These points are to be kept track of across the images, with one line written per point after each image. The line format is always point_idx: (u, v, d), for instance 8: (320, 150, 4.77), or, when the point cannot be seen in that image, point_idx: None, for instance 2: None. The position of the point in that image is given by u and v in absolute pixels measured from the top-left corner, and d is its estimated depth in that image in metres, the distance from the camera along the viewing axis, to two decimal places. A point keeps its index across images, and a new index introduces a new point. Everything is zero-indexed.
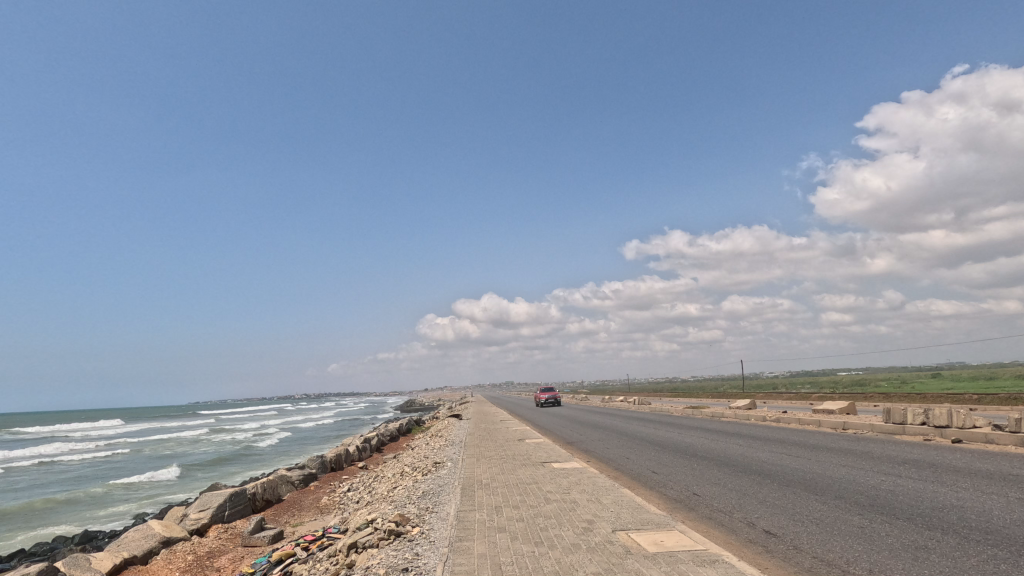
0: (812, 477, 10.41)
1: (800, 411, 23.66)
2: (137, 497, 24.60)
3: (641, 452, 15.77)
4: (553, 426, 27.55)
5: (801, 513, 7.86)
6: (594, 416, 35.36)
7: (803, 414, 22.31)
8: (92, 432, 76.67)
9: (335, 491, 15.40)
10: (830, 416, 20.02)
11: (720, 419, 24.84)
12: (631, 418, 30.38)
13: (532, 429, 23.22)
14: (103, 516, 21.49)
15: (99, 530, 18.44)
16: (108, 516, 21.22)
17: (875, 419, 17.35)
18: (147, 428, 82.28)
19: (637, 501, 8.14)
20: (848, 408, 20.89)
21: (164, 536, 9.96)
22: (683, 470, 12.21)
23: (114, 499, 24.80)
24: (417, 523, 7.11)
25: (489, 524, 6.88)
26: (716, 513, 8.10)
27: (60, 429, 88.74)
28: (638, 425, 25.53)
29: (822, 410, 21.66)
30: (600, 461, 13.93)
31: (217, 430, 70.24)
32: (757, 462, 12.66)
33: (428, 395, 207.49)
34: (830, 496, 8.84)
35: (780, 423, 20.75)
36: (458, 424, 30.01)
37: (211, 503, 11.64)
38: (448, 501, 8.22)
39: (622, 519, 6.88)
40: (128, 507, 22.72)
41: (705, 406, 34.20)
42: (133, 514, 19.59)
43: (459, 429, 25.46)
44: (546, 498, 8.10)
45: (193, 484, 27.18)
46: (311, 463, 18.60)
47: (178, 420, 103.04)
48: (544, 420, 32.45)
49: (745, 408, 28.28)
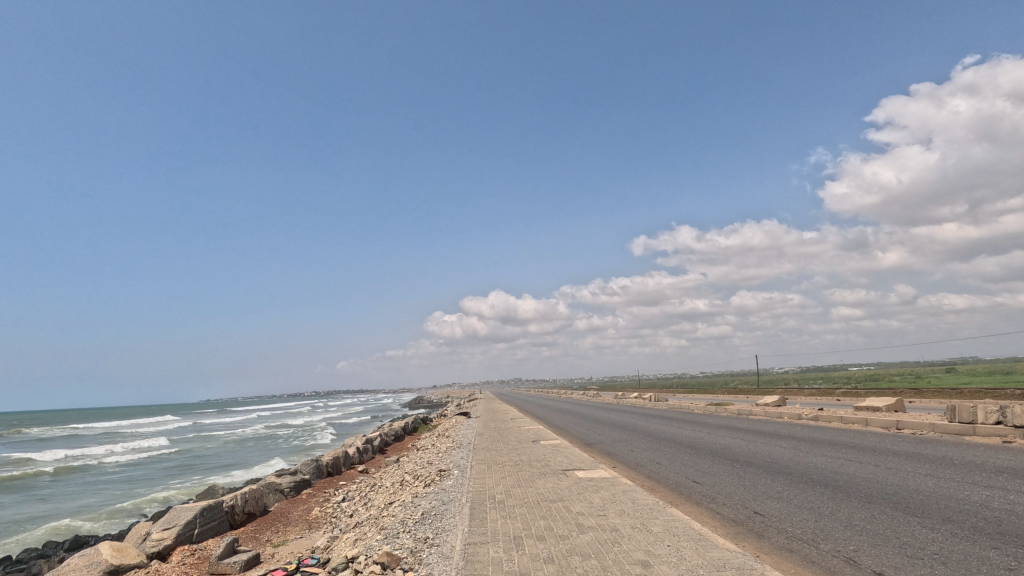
0: (894, 491, 8.62)
1: (839, 408, 21.69)
2: (137, 497, 23.09)
3: (674, 457, 13.99)
4: (567, 425, 25.68)
5: (911, 545, 6.08)
6: (610, 414, 33.42)
7: (843, 411, 20.37)
8: (97, 431, 75.84)
9: (328, 501, 13.67)
10: (877, 414, 18.11)
11: (749, 417, 22.94)
12: (650, 416, 28.52)
13: (546, 429, 21.38)
14: (98, 516, 19.90)
15: (89, 536, 16.85)
16: (102, 518, 19.62)
17: (934, 419, 15.44)
18: (153, 426, 81.43)
19: (697, 530, 6.33)
20: (896, 406, 18.96)
21: (111, 565, 8.37)
22: (730, 480, 10.44)
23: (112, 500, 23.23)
24: (411, 565, 5.38)
25: (509, 567, 5.11)
26: (796, 543, 6.34)
27: (65, 428, 87.75)
28: (660, 424, 23.63)
29: (866, 407, 19.71)
30: (629, 468, 12.18)
31: (224, 428, 69.15)
32: (815, 469, 10.88)
33: (438, 391, 206.94)
34: (934, 518, 7.04)
35: (821, 422, 18.85)
36: (466, 423, 28.28)
37: (177, 520, 9.98)
38: (453, 530, 6.43)
39: (688, 560, 5.10)
40: (129, 506, 21.14)
41: (729, 403, 32.27)
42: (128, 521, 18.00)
43: (467, 430, 23.71)
44: (577, 525, 6.34)
45: (199, 483, 25.67)
46: (305, 468, 16.89)
47: (187, 418, 102.51)
48: (556, 418, 30.68)
49: (774, 405, 26.37)
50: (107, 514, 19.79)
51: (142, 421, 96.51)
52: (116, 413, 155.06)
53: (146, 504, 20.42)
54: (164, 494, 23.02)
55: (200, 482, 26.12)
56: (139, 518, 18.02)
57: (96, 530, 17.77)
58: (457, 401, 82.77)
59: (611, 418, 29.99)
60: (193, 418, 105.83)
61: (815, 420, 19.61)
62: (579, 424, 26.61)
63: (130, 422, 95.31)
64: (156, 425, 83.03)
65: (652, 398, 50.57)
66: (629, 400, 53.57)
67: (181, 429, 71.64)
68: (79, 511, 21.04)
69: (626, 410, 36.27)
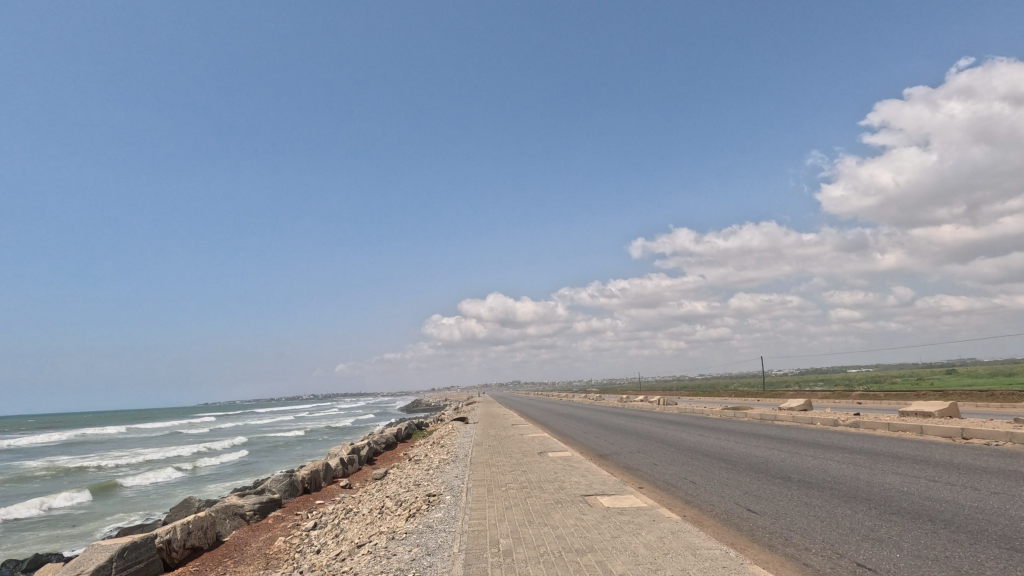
0: None
1: (879, 413, 19.46)
2: (103, 507, 20.97)
3: (708, 473, 11.81)
4: (574, 432, 23.49)
5: None
6: (619, 419, 31.30)
7: (887, 417, 18.13)
8: (86, 437, 73.53)
9: (296, 528, 11.46)
10: (931, 420, 15.92)
11: (777, 424, 20.70)
12: (662, 421, 26.29)
13: (551, 438, 19.16)
14: (53, 527, 17.72)
15: (40, 553, 14.73)
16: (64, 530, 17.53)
17: (1009, 428, 13.20)
18: (143, 431, 78.92)
19: None
20: (950, 411, 16.73)
21: None
22: (794, 508, 8.25)
23: (77, 508, 21.13)
24: None
25: None
26: None
27: (55, 433, 85.27)
28: (678, 431, 21.37)
29: (913, 413, 17.48)
30: (660, 490, 9.95)
31: (216, 433, 66.41)
32: (898, 494, 8.71)
33: (437, 395, 204.38)
34: None
35: (865, 430, 16.62)
36: (463, 430, 26.04)
37: (86, 566, 7.77)
38: None
39: None
40: (89, 519, 18.91)
41: (746, 406, 29.88)
42: (94, 538, 15.96)
43: (465, 438, 21.50)
44: None
45: (176, 491, 23.60)
46: (276, 486, 14.59)
47: (180, 422, 99.74)
48: (560, 424, 28.41)
49: (800, 409, 24.16)
50: (62, 529, 17.59)
51: (133, 426, 94.12)
52: (110, 418, 152.56)
53: (117, 519, 18.34)
54: (131, 505, 20.84)
55: (179, 490, 24.06)
56: (98, 538, 15.87)
57: (45, 548, 15.58)
58: (457, 404, 80.36)
59: (621, 423, 27.71)
60: (185, 422, 103.07)
61: (857, 427, 17.40)
62: (587, 430, 24.41)
63: (124, 427, 93.38)
64: (145, 430, 80.46)
65: (660, 400, 48.26)
66: (636, 403, 51.10)
67: (172, 434, 69.41)
68: (37, 521, 18.90)
69: (633, 414, 34.13)
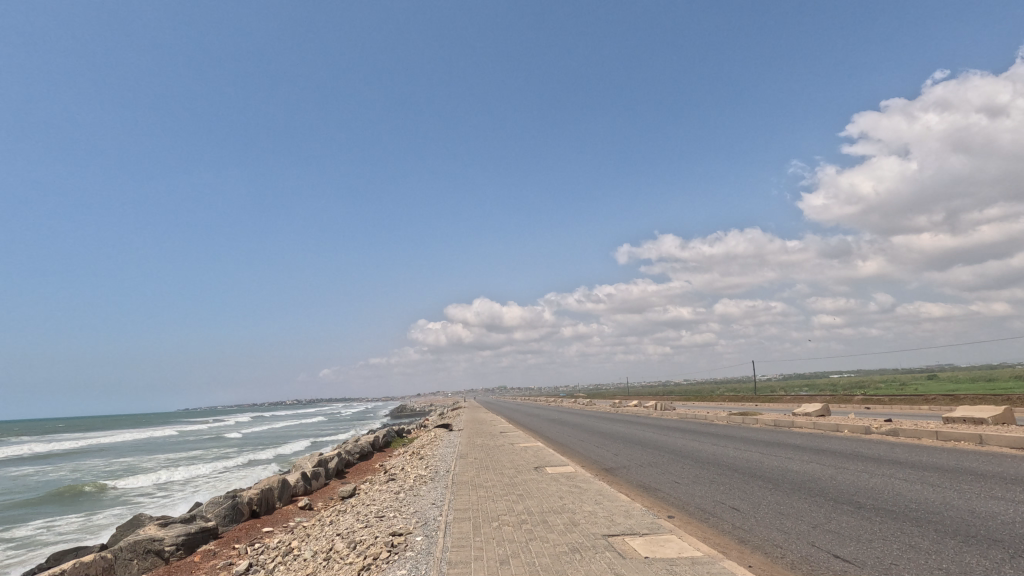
0: None
1: (914, 420, 17.30)
2: (40, 543, 18.31)
3: (749, 496, 9.46)
4: (570, 441, 20.97)
5: None
6: (617, 425, 28.94)
7: (928, 425, 15.99)
8: (49, 445, 69.55)
9: (224, 569, 8.89)
10: (989, 428, 13.76)
11: (800, 431, 18.44)
12: (663, 428, 24.10)
13: (547, 449, 16.69)
14: None
15: None
16: None
17: None
18: (113, 438, 75.24)
19: None
20: (1004, 418, 14.70)
21: None
22: (905, 558, 5.92)
23: (5, 547, 18.12)
24: None
25: None
26: None
27: (18, 441, 80.81)
28: (687, 440, 19.04)
29: (961, 420, 15.37)
30: (701, 524, 7.61)
31: (189, 440, 63.09)
32: None
33: (422, 399, 201.07)
34: None
35: (911, 441, 14.38)
36: (447, 439, 23.42)
37: None
38: None
39: None
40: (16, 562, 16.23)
41: (755, 412, 27.60)
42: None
43: (447, 449, 18.96)
44: None
45: (124, 517, 20.82)
46: (213, 513, 11.98)
47: (152, 428, 95.89)
48: (554, 431, 25.86)
49: (817, 415, 21.98)
50: None
51: (104, 433, 89.96)
52: (85, 424, 147.87)
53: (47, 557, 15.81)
54: (69, 543, 17.87)
55: (129, 514, 21.38)
56: None
57: None
58: (442, 410, 77.58)
59: (620, 431, 25.30)
60: (159, 428, 99.26)
61: (896, 436, 15.27)
62: (584, 439, 21.93)
63: (98, 434, 90.01)
64: (114, 437, 76.62)
65: (656, 405, 46.61)
66: (629, 408, 48.99)
67: (142, 441, 65.65)
68: None
69: (631, 421, 31.83)
